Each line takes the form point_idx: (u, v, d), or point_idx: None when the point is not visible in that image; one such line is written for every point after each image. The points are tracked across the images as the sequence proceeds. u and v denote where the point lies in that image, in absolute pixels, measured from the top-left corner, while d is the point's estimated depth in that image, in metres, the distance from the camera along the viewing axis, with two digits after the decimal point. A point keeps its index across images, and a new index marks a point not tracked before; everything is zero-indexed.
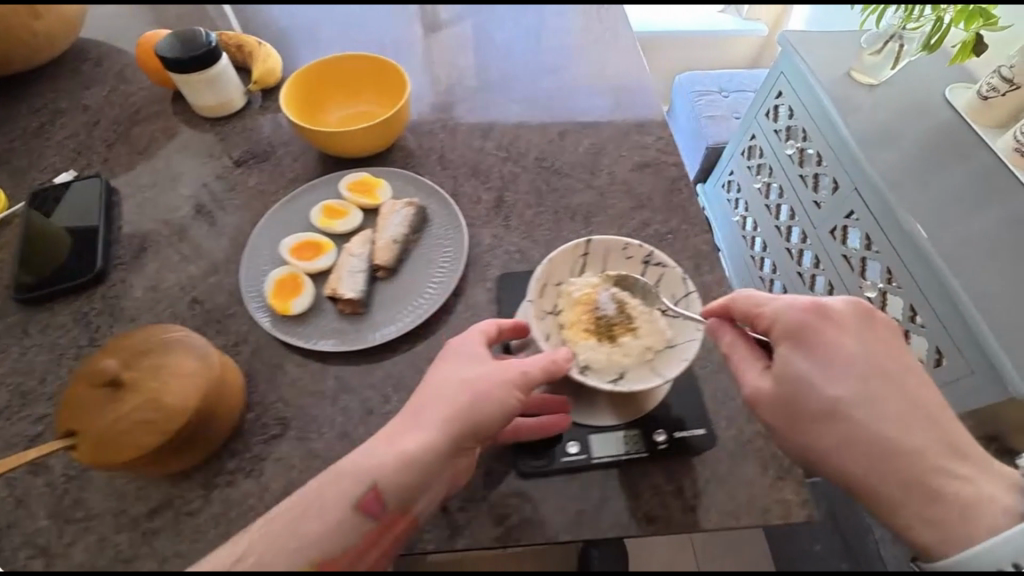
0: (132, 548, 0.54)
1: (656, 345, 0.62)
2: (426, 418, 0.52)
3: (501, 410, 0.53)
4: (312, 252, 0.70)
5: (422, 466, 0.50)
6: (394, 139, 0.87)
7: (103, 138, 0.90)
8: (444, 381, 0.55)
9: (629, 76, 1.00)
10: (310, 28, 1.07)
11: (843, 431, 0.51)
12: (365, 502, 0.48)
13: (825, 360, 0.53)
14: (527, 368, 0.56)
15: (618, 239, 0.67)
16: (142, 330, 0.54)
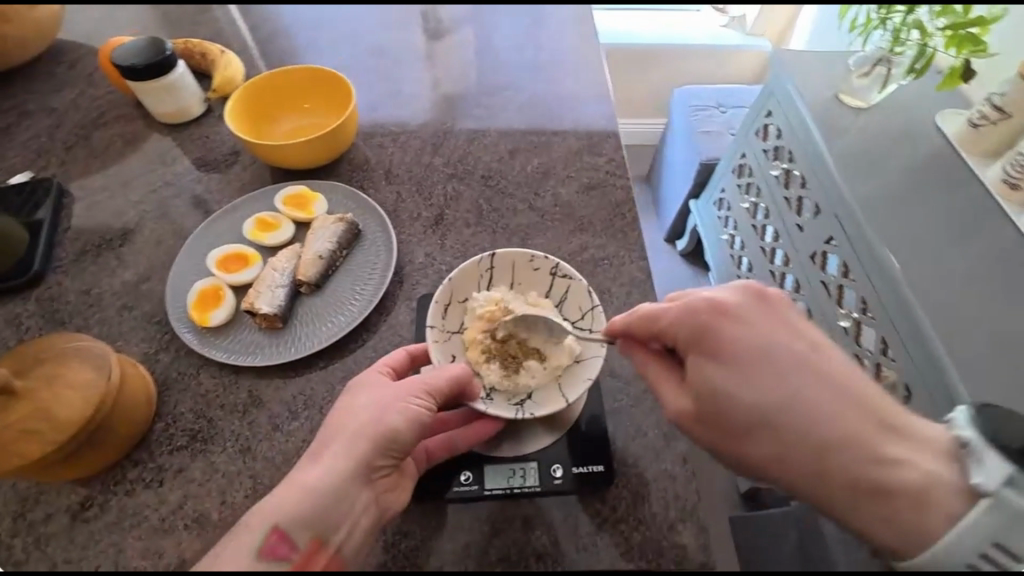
0: (24, 553, 0.54)
1: (563, 363, 0.62)
2: (332, 444, 0.52)
3: (410, 426, 0.54)
4: (238, 265, 0.71)
5: (330, 495, 0.49)
6: (340, 151, 0.87)
7: (65, 141, 0.93)
8: (353, 409, 0.55)
9: (589, 95, 0.99)
10: (277, 34, 1.08)
11: (770, 440, 0.47)
12: (270, 549, 0.44)
13: (734, 363, 0.49)
14: (428, 384, 0.56)
15: (524, 251, 0.68)
16: (45, 342, 0.56)
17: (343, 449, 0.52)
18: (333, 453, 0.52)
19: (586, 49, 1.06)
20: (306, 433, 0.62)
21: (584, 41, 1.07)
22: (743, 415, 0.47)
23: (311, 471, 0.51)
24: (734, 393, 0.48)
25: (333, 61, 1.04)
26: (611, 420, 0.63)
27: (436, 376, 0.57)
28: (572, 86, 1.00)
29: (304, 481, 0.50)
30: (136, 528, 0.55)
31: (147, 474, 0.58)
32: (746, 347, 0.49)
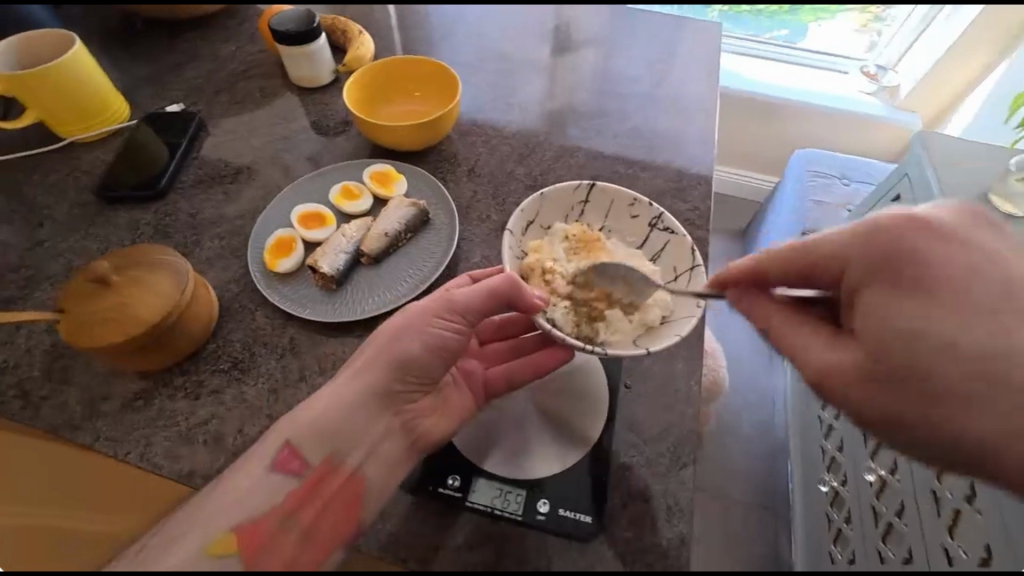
0: (80, 420, 0.63)
1: (655, 312, 0.67)
2: (354, 372, 0.58)
3: (432, 347, 0.59)
4: (315, 224, 0.77)
5: (349, 415, 0.56)
6: (434, 142, 0.92)
7: (217, 84, 1.07)
8: (381, 333, 0.61)
9: (688, 137, 0.95)
10: (411, 24, 1.16)
11: (952, 387, 0.43)
12: (283, 459, 0.52)
13: (932, 295, 0.44)
14: (457, 304, 0.61)
15: (625, 193, 0.76)
16: (144, 248, 0.64)
17: (365, 377, 0.58)
18: (354, 378, 0.58)
19: (701, 92, 1.02)
20: None
21: (700, 84, 1.04)
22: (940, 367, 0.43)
23: (335, 396, 0.56)
24: (930, 336, 0.44)
25: (454, 57, 1.10)
26: (615, 474, 0.60)
27: (467, 297, 0.61)
28: (675, 125, 0.97)
29: (324, 402, 0.55)
30: (167, 429, 0.62)
31: (192, 384, 0.65)
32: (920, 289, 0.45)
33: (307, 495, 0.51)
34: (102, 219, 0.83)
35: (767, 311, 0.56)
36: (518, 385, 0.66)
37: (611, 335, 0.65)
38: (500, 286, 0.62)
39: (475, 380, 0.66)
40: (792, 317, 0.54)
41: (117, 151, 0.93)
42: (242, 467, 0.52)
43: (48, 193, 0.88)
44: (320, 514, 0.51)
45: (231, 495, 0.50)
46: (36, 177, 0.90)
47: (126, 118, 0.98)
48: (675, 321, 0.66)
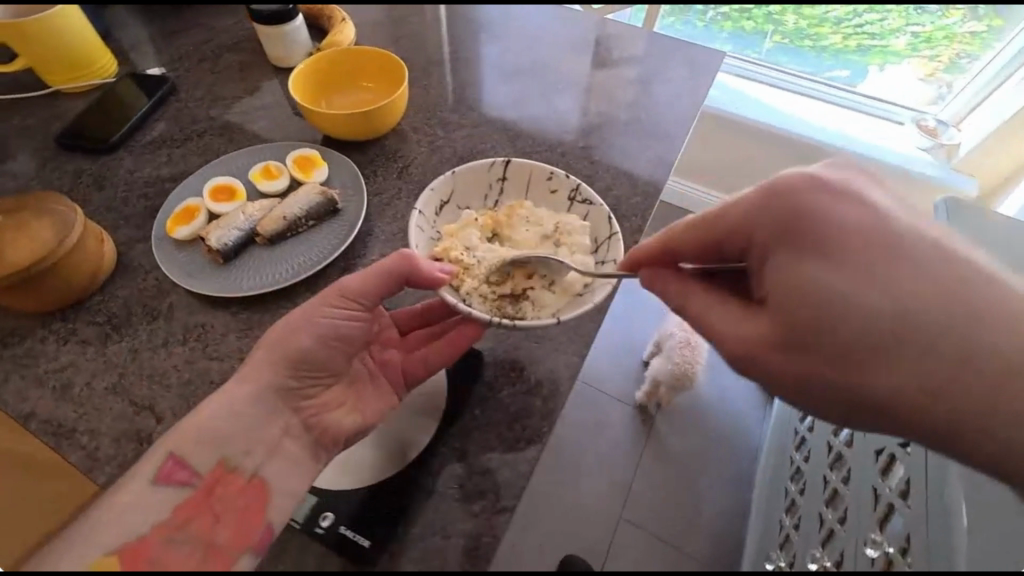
0: None
1: (576, 283, 0.66)
2: (245, 377, 0.58)
3: (326, 334, 0.60)
4: (225, 198, 0.78)
5: (243, 419, 0.56)
6: (374, 134, 0.92)
7: (203, 53, 1.11)
8: (275, 331, 0.61)
9: (635, 173, 0.92)
10: (403, 20, 1.18)
11: (851, 333, 0.42)
12: (168, 473, 0.51)
13: (842, 260, 0.43)
14: (349, 288, 0.61)
15: (543, 168, 0.75)
16: (45, 196, 0.69)
17: (256, 380, 0.58)
18: (244, 382, 0.58)
19: (665, 127, 0.98)
20: (181, 360, 0.66)
21: (666, 119, 1.00)
22: (842, 313, 0.42)
23: (229, 401, 0.56)
24: (816, 269, 0.43)
25: (434, 57, 1.11)
26: (427, 502, 0.58)
27: (360, 284, 0.61)
28: (626, 160, 0.95)
29: (216, 409, 0.55)
30: (27, 369, 0.65)
31: (65, 332, 0.68)
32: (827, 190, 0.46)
33: (202, 502, 0.50)
34: (56, 167, 0.89)
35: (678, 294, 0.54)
36: (434, 368, 0.66)
37: (528, 311, 0.64)
38: (393, 264, 0.61)
39: (391, 371, 0.67)
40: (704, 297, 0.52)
41: (93, 105, 0.99)
42: (120, 493, 0.49)
43: (22, 136, 0.94)
44: (217, 521, 0.49)
45: (109, 521, 0.46)
46: (16, 118, 0.97)
47: (111, 75, 1.04)
48: (596, 289, 0.64)
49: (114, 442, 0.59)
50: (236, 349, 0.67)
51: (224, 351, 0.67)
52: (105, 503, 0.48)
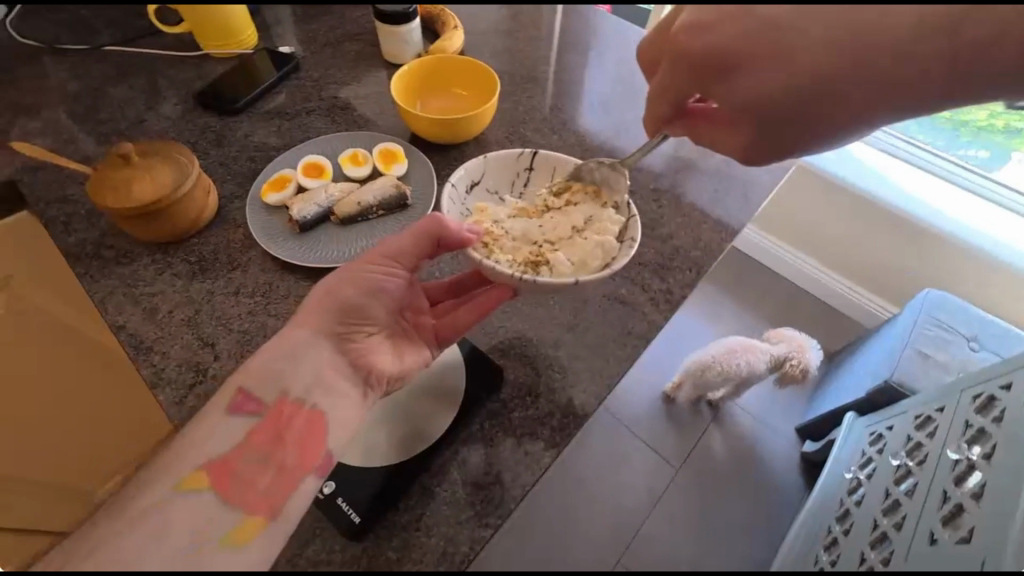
0: (81, 255, 0.79)
1: (592, 256, 0.69)
2: (302, 321, 0.62)
3: (365, 286, 0.64)
4: (314, 175, 0.87)
5: (305, 360, 0.60)
6: (457, 141, 0.97)
7: (328, 36, 1.23)
8: (325, 285, 0.65)
9: (698, 228, 0.91)
10: (512, 39, 1.23)
11: (841, 101, 0.50)
12: (241, 403, 0.56)
13: (755, 72, 0.50)
14: (394, 248, 0.66)
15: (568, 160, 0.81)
16: (171, 144, 0.79)
17: (314, 324, 0.62)
18: (304, 328, 0.62)
19: (740, 190, 0.97)
20: (245, 310, 0.75)
21: (743, 182, 0.98)
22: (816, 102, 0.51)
23: (289, 343, 0.61)
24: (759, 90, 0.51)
25: (531, 78, 1.15)
26: (418, 497, 0.62)
27: (401, 244, 0.66)
28: (694, 212, 0.93)
29: (284, 351, 0.60)
30: (127, 287, 0.76)
31: (163, 264, 0.79)
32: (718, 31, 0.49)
33: (270, 428, 0.56)
34: (188, 119, 1.02)
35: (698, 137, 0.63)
36: (463, 328, 0.70)
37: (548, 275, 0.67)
38: (427, 225, 0.64)
39: (425, 331, 0.71)
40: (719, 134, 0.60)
41: (230, 70, 1.13)
42: (201, 420, 0.55)
43: (168, 86, 1.09)
44: (286, 441, 0.56)
45: (197, 442, 0.53)
46: (167, 68, 1.12)
47: (249, 46, 1.18)
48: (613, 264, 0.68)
49: (177, 367, 0.69)
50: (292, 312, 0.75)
51: (281, 310, 0.75)
52: (193, 425, 0.55)
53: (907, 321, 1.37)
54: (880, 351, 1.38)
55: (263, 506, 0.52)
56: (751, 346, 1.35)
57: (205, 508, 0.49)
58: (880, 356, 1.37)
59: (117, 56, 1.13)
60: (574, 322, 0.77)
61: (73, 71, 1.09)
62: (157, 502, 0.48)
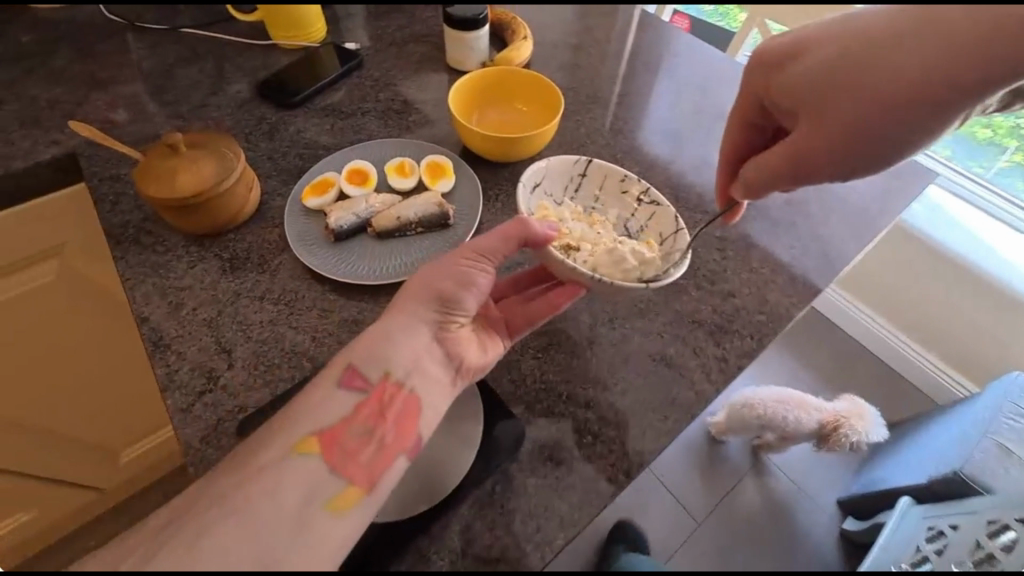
0: (120, 237, 0.79)
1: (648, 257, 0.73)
2: (401, 307, 0.60)
3: (451, 278, 0.62)
4: (356, 182, 0.83)
5: (404, 342, 0.58)
6: (510, 160, 0.91)
7: (395, 36, 1.20)
8: (421, 276, 0.63)
9: (766, 288, 0.80)
10: (584, 56, 1.16)
11: (886, 78, 0.55)
12: (349, 379, 0.56)
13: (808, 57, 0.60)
14: (479, 244, 0.64)
15: (616, 170, 0.83)
16: (219, 136, 0.77)
17: (411, 309, 0.60)
18: (403, 311, 0.60)
19: (818, 250, 0.85)
20: (267, 317, 0.72)
21: (823, 241, 0.86)
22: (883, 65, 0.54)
23: (385, 330, 0.59)
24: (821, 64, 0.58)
25: (599, 99, 1.08)
26: (411, 561, 0.56)
27: (490, 242, 0.64)
28: (763, 269, 0.83)
29: (381, 336, 0.59)
30: (157, 277, 0.75)
31: (196, 257, 0.78)
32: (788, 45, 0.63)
33: (373, 406, 0.55)
34: (246, 106, 1.02)
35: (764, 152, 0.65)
36: (536, 322, 0.69)
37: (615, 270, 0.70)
38: (512, 229, 0.65)
39: (496, 319, 0.69)
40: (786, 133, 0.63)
41: (294, 62, 1.12)
42: (310, 391, 0.56)
43: (233, 72, 1.09)
44: (385, 422, 0.55)
45: (306, 413, 0.54)
46: (235, 54, 1.12)
47: (317, 39, 1.17)
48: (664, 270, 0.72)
49: (190, 370, 0.66)
50: (313, 326, 0.71)
51: (303, 323, 0.71)
52: (301, 395, 0.56)
53: (989, 401, 1.14)
54: (951, 431, 1.16)
55: (361, 476, 0.52)
56: (805, 401, 1.27)
57: (311, 472, 0.50)
58: (950, 438, 1.15)
59: (191, 38, 1.15)
60: (611, 381, 0.69)
61: (149, 50, 1.12)
62: (275, 460, 0.50)
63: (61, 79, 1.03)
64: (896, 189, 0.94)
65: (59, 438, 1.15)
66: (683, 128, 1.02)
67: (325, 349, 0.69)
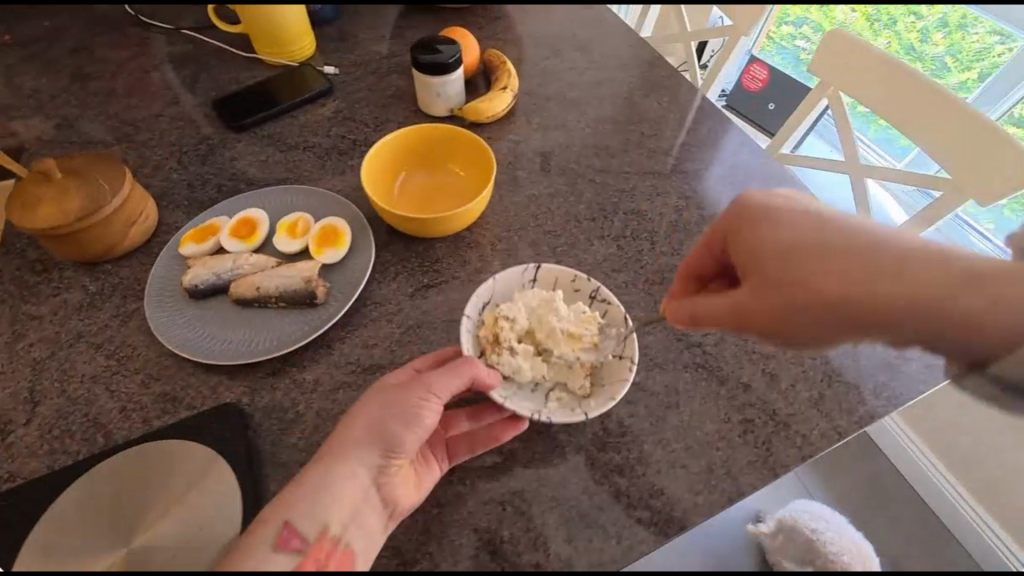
0: (7, 245, 0.78)
1: (584, 378, 0.65)
2: (342, 453, 0.53)
3: (404, 423, 0.54)
4: (239, 235, 0.76)
5: (344, 489, 0.51)
6: (423, 236, 0.80)
7: (381, 65, 1.12)
8: (366, 412, 0.55)
9: (667, 474, 0.62)
10: (573, 123, 1.02)
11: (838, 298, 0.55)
12: (285, 542, 0.47)
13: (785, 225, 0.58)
14: (437, 386, 0.56)
15: (567, 270, 0.72)
16: (108, 167, 0.74)
17: (351, 451, 0.53)
18: (349, 450, 0.53)
19: (760, 436, 0.65)
20: (92, 372, 0.66)
21: (770, 425, 0.66)
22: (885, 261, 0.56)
23: (320, 472, 0.52)
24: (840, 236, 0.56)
25: (567, 178, 0.93)
26: None
27: (444, 381, 0.56)
28: (676, 445, 0.64)
29: (315, 484, 0.51)
30: (17, 300, 0.73)
31: (63, 284, 0.74)
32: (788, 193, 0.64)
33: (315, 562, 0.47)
34: (199, 124, 0.98)
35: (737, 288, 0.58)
36: (478, 449, 0.62)
37: (546, 402, 0.63)
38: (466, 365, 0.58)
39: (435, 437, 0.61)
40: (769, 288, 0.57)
41: (268, 78, 1.07)
42: (233, 563, 0.45)
43: (207, 82, 1.07)
44: None
45: None
46: (217, 63, 1.10)
47: (301, 58, 1.11)
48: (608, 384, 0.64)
49: None
50: (130, 394, 0.65)
51: (122, 388, 0.65)
52: (234, 550, 0.47)
53: None
54: None
55: None
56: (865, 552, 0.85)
57: None
58: None
59: (185, 39, 1.14)
60: (412, 556, 0.56)
61: (141, 46, 1.12)
62: None
63: (53, 68, 1.07)
64: (904, 372, 0.70)
65: None
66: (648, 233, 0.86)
67: (126, 427, 0.62)
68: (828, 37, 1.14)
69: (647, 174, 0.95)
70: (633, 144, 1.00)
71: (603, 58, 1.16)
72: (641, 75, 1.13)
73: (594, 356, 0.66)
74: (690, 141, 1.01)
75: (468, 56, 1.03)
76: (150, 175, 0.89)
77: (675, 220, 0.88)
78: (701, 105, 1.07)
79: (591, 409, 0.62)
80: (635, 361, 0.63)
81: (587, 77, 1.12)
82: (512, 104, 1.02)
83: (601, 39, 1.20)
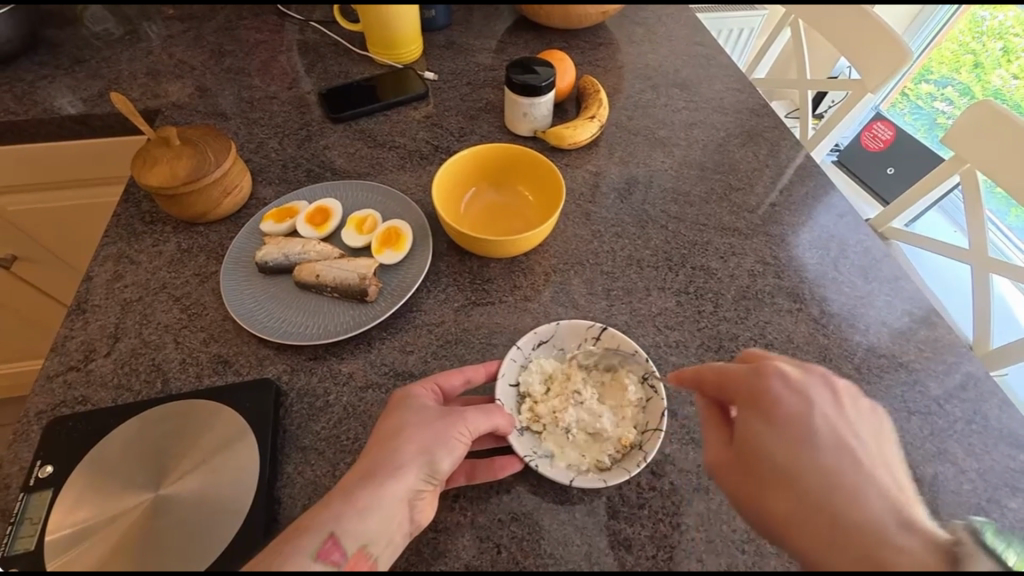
0: (128, 193, 0.88)
1: (606, 451, 0.62)
2: (385, 470, 0.53)
3: (443, 449, 0.55)
4: (315, 221, 0.81)
5: (387, 508, 0.51)
6: (482, 256, 0.81)
7: (478, 76, 1.15)
8: (407, 431, 0.56)
9: (680, 564, 0.57)
10: (656, 164, 0.98)
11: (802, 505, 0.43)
12: (326, 555, 0.46)
13: (779, 422, 0.47)
14: (472, 423, 0.57)
15: (631, 341, 0.69)
16: (218, 141, 0.82)
17: (397, 470, 0.53)
18: (397, 470, 0.53)
19: None
20: (166, 321, 0.74)
21: None
22: (854, 523, 0.40)
23: (369, 487, 0.51)
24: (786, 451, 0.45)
25: (639, 219, 0.89)
26: None
27: (478, 420, 0.58)
28: (693, 533, 0.59)
29: (363, 498, 0.50)
30: (126, 242, 0.83)
31: (162, 237, 0.83)
32: (829, 379, 0.49)
33: None
34: (305, 109, 1.07)
35: (713, 449, 0.52)
36: (474, 478, 0.60)
37: (546, 451, 0.62)
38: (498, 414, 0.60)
39: None
40: (732, 470, 0.49)
41: (372, 76, 1.13)
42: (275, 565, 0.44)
43: (320, 71, 1.15)
44: None
45: None
46: (333, 56, 1.18)
47: (406, 61, 1.17)
48: (613, 464, 0.61)
49: (80, 343, 0.71)
50: (191, 349, 0.71)
51: (186, 341, 0.72)
52: (275, 550, 0.46)
53: None
54: None
55: None
56: None
57: None
58: None
59: (312, 31, 1.24)
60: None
61: (273, 32, 1.24)
62: None
63: (199, 43, 1.20)
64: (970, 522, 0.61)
65: (56, 258, 1.29)
66: (713, 291, 0.80)
67: (182, 377, 0.69)
68: (975, 107, 0.99)
69: (726, 230, 0.88)
70: (717, 196, 0.94)
71: (704, 99, 1.10)
72: (742, 123, 1.06)
73: (632, 433, 0.63)
74: (782, 201, 0.93)
75: (563, 79, 1.02)
76: (253, 151, 0.98)
77: (746, 285, 0.81)
78: (802, 164, 0.98)
79: (582, 481, 0.59)
80: (648, 458, 0.59)
81: (681, 116, 1.07)
82: (597, 134, 1.00)
83: (704, 79, 1.14)
